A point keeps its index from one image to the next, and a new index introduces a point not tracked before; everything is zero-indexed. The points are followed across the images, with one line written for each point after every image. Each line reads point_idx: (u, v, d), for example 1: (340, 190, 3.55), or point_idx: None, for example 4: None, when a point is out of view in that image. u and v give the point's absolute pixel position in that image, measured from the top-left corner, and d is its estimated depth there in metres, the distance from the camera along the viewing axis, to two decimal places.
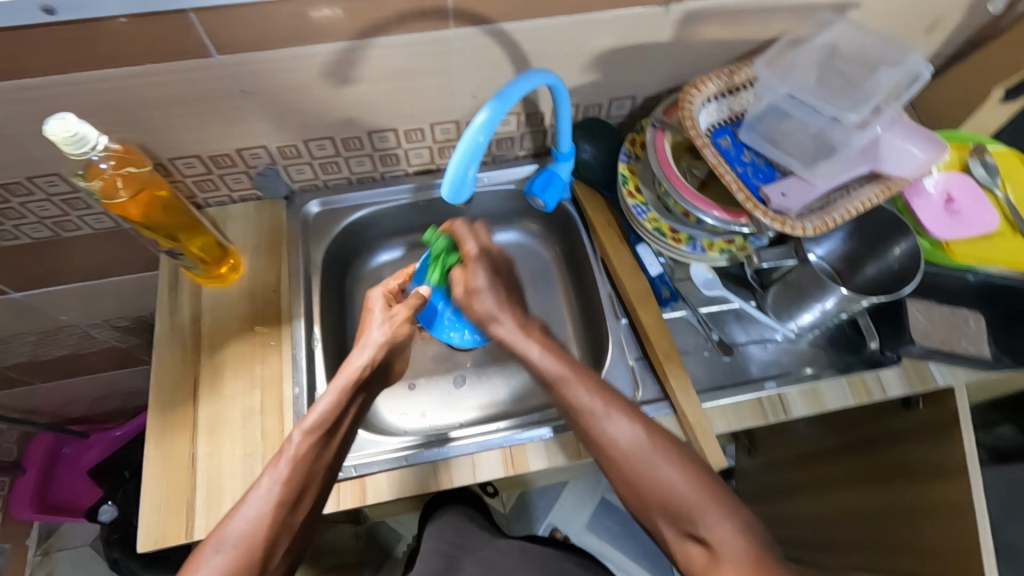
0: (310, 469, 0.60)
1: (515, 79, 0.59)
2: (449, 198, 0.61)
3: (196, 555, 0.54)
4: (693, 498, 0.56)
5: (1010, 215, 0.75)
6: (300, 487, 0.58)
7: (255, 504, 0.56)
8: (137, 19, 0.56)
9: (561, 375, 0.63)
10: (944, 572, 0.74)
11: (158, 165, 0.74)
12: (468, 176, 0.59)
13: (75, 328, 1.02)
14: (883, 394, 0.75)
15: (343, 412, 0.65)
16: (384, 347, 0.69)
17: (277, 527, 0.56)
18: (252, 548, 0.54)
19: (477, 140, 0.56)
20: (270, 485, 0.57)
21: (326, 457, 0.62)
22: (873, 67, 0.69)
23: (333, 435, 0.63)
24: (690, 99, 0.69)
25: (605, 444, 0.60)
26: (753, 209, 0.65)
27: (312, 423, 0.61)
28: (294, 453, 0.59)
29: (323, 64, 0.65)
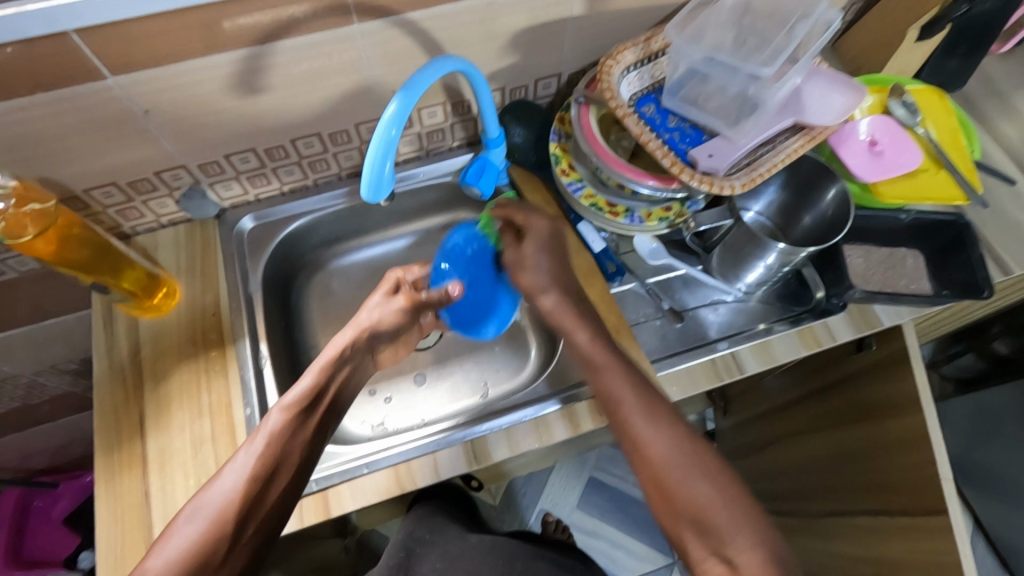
0: (285, 446, 0.59)
1: (421, 67, 0.58)
2: (370, 197, 0.59)
3: (171, 527, 0.53)
4: (723, 516, 0.53)
5: (932, 151, 0.77)
6: (273, 463, 0.57)
7: (230, 476, 0.56)
8: (22, 47, 0.53)
9: (604, 363, 0.64)
10: (910, 503, 0.76)
11: (73, 198, 0.71)
12: (385, 171, 0.58)
13: (20, 378, 0.98)
14: (832, 339, 0.76)
15: (323, 391, 0.65)
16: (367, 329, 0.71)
17: (249, 502, 0.55)
18: (220, 521, 0.53)
19: (388, 132, 0.54)
20: (245, 460, 0.57)
21: (306, 432, 0.61)
22: (786, 18, 0.69)
23: (310, 411, 0.62)
24: (609, 70, 0.69)
25: (636, 441, 0.58)
26: (680, 172, 0.65)
27: (290, 400, 0.62)
28: (271, 430, 0.59)
29: (227, 74, 0.63)
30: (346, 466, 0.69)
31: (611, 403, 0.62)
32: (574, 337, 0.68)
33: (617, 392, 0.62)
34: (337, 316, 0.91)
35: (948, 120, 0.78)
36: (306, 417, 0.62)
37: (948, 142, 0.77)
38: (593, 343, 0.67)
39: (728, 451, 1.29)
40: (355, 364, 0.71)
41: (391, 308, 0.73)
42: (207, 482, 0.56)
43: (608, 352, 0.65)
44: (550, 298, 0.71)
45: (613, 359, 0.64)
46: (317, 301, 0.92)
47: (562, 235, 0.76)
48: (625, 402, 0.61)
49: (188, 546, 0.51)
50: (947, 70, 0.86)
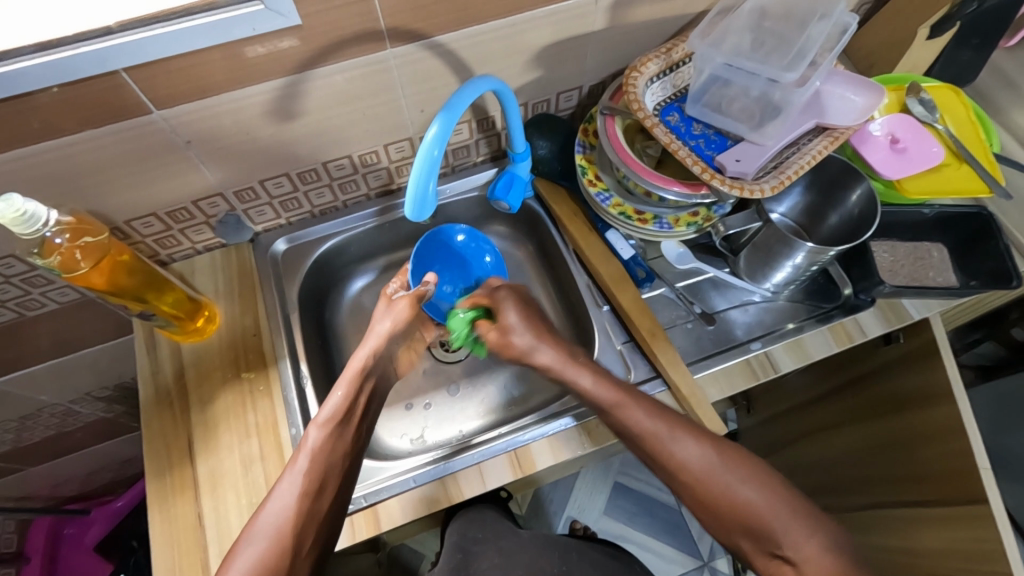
0: (329, 461, 0.61)
1: (459, 88, 0.60)
2: (413, 216, 0.61)
3: (232, 550, 0.56)
4: (775, 517, 0.57)
5: (953, 145, 0.78)
6: (323, 478, 0.60)
7: (281, 497, 0.58)
8: (70, 86, 0.54)
9: (617, 400, 0.65)
10: (947, 494, 0.77)
11: (115, 229, 0.73)
12: (428, 190, 0.59)
13: (56, 407, 1.00)
14: (863, 335, 0.77)
15: (356, 401, 0.67)
16: (385, 339, 0.70)
17: (304, 519, 0.58)
18: (280, 543, 0.55)
19: (433, 153, 0.56)
20: (292, 480, 0.59)
21: (346, 445, 0.64)
22: (802, 23, 0.70)
23: (349, 424, 0.65)
24: (633, 82, 0.70)
25: (673, 463, 0.61)
26: (711, 179, 0.66)
27: (327, 415, 0.64)
28: (313, 446, 0.61)
29: (266, 102, 0.65)
30: (394, 480, 0.70)
31: (679, 472, 0.61)
32: (577, 384, 0.68)
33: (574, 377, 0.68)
34: (369, 332, 0.93)
35: (966, 115, 0.79)
36: (343, 429, 0.64)
37: (967, 137, 0.78)
38: (596, 383, 0.67)
39: (754, 448, 1.29)
40: (379, 374, 0.72)
41: (398, 311, 0.73)
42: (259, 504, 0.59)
43: (615, 387, 0.66)
44: (544, 354, 0.70)
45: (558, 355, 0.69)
46: (348, 319, 0.93)
47: (528, 295, 0.77)
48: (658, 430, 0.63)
49: (253, 566, 0.54)
50: (959, 64, 0.88)
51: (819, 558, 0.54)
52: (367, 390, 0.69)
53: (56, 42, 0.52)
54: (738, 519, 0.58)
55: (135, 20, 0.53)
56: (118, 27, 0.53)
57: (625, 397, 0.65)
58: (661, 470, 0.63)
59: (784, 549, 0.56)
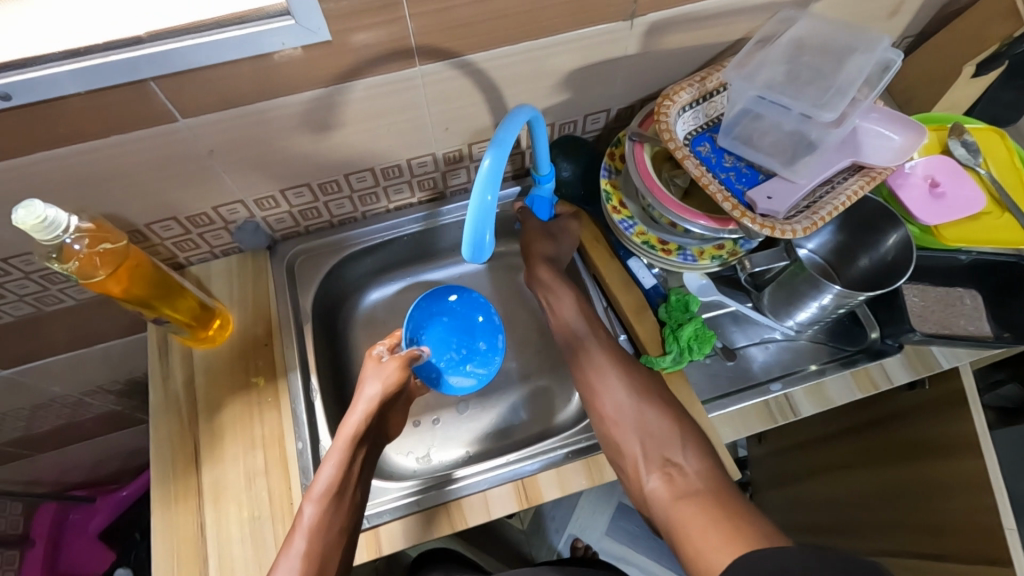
0: (327, 541, 0.60)
1: (502, 123, 0.57)
2: (471, 259, 0.61)
3: None
4: (667, 438, 0.66)
5: (994, 192, 0.75)
6: (321, 560, 0.59)
7: None
8: (95, 93, 0.54)
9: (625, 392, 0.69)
10: (964, 549, 0.74)
11: (135, 232, 0.73)
12: (485, 239, 0.59)
13: (67, 398, 1.00)
14: (889, 382, 0.74)
15: (349, 470, 0.65)
16: (376, 404, 0.69)
17: None
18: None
19: (485, 199, 0.54)
20: (291, 563, 0.59)
21: (343, 517, 0.63)
22: (841, 58, 0.68)
23: (343, 498, 0.63)
24: (666, 111, 0.68)
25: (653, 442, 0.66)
26: (741, 217, 0.64)
27: (322, 490, 0.63)
28: (308, 524, 0.61)
29: (296, 114, 0.65)
30: (398, 502, 0.70)
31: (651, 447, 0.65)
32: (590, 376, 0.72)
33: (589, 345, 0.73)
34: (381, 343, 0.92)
35: (1010, 160, 0.76)
36: (340, 502, 0.63)
37: (1010, 183, 0.76)
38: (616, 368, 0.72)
39: (762, 479, 1.26)
40: (370, 439, 0.70)
41: (388, 371, 0.71)
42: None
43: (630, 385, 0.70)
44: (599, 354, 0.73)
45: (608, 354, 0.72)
46: (361, 329, 0.93)
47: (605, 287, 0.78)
48: (591, 349, 0.73)
49: None
50: (1003, 104, 0.85)
51: (696, 467, 0.63)
52: (361, 456, 0.67)
53: (87, 49, 0.51)
54: (640, 434, 0.66)
55: (165, 31, 0.52)
56: (148, 36, 0.52)
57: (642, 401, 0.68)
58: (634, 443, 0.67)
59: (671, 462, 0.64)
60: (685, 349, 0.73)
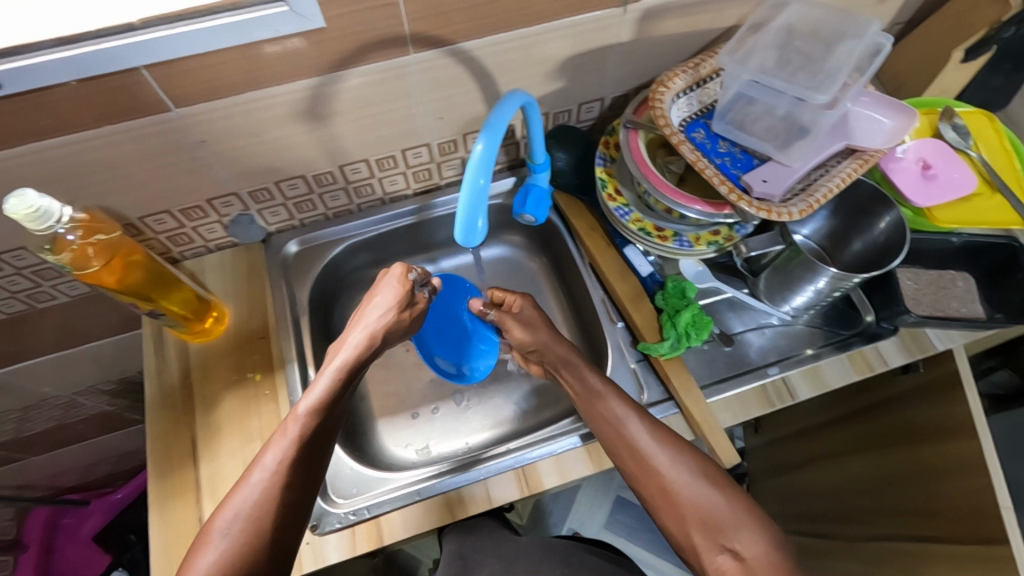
0: (307, 454, 0.60)
1: (496, 106, 0.57)
2: (462, 242, 0.61)
3: (202, 539, 0.56)
4: (727, 512, 0.60)
5: (985, 173, 0.76)
6: (300, 465, 0.60)
7: (256, 490, 0.57)
8: (87, 82, 0.53)
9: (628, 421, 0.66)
10: (960, 531, 0.74)
11: (128, 225, 0.72)
12: (478, 223, 0.60)
13: (59, 398, 0.99)
14: (884, 364, 0.75)
15: (342, 391, 0.66)
16: (380, 328, 0.69)
17: (277, 511, 0.57)
18: (255, 534, 0.56)
19: (477, 182, 0.55)
20: (268, 472, 0.58)
21: (326, 438, 0.63)
22: (830, 44, 0.69)
23: (330, 416, 0.63)
24: (660, 97, 0.69)
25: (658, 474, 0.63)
26: (738, 200, 0.64)
27: (314, 402, 0.63)
28: (296, 436, 0.61)
29: (291, 103, 0.64)
30: (396, 493, 0.69)
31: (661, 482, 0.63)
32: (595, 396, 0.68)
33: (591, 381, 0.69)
34: None
35: (1000, 143, 0.77)
36: (326, 420, 0.63)
37: (1001, 165, 0.76)
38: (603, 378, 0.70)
39: (758, 470, 1.26)
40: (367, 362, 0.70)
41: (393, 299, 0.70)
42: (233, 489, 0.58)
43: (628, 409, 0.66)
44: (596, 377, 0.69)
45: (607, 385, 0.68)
46: None
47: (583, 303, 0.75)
48: (628, 424, 0.66)
49: (222, 558, 0.54)
50: (992, 89, 0.85)
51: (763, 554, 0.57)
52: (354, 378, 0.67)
53: (79, 37, 0.51)
54: (696, 511, 0.61)
55: (158, 18, 0.52)
56: (139, 23, 0.52)
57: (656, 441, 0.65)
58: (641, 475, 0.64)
59: (733, 544, 0.59)
60: (682, 335, 0.73)
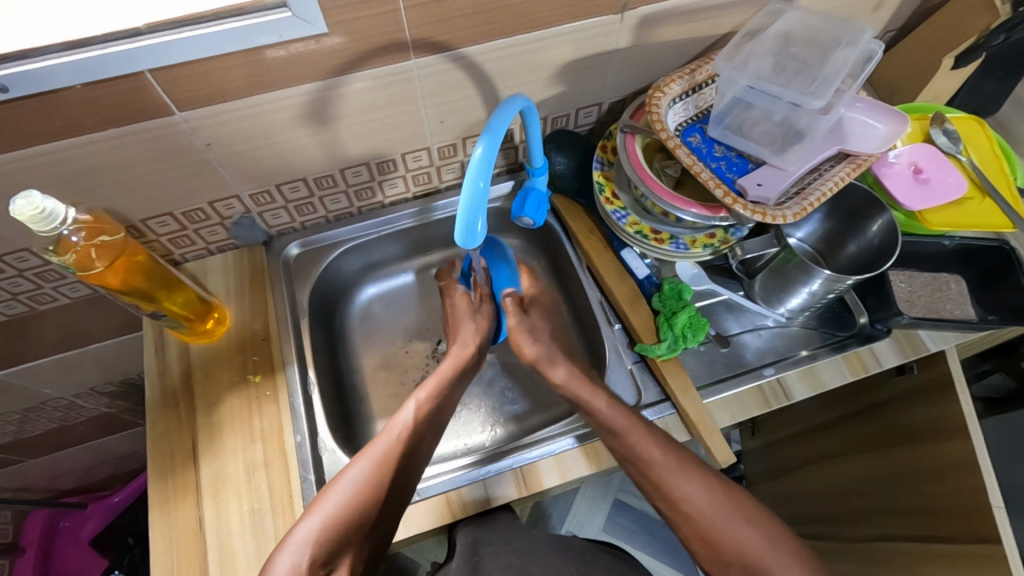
0: (422, 433, 0.69)
1: (496, 109, 0.58)
2: (463, 245, 0.61)
3: (325, 490, 0.62)
4: (771, 559, 0.61)
5: (976, 178, 0.77)
6: (416, 442, 0.67)
7: (378, 452, 0.65)
8: (93, 85, 0.54)
9: (626, 428, 0.66)
10: (956, 530, 0.75)
11: (130, 227, 0.73)
12: (476, 226, 0.59)
13: (59, 401, 0.99)
14: (879, 364, 0.76)
15: (452, 386, 0.75)
16: (477, 333, 0.79)
17: (395, 475, 0.64)
18: (375, 490, 0.62)
19: (477, 184, 0.55)
20: (390, 439, 0.66)
21: (435, 425, 0.71)
22: (826, 50, 0.70)
23: (443, 406, 0.73)
24: (657, 102, 0.70)
25: (675, 499, 0.65)
26: (733, 203, 0.65)
27: (431, 392, 0.72)
28: (413, 415, 0.69)
29: (295, 107, 0.65)
30: None
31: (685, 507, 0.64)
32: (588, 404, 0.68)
33: (642, 451, 0.65)
34: (377, 340, 0.92)
35: (991, 148, 0.79)
36: (439, 406, 0.72)
37: (991, 170, 0.78)
38: (611, 406, 0.68)
39: (755, 471, 1.27)
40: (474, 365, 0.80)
41: (481, 310, 0.81)
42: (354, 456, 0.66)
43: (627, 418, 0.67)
44: (562, 370, 0.72)
45: (663, 455, 0.65)
46: (357, 326, 0.93)
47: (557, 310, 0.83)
48: (653, 456, 0.65)
49: (345, 505, 0.61)
50: (982, 95, 0.87)
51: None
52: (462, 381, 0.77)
53: (85, 41, 0.52)
54: (736, 555, 0.62)
55: (163, 23, 0.53)
56: (146, 28, 0.53)
57: (673, 459, 0.65)
58: (665, 503, 0.66)
59: None
60: (679, 336, 0.74)
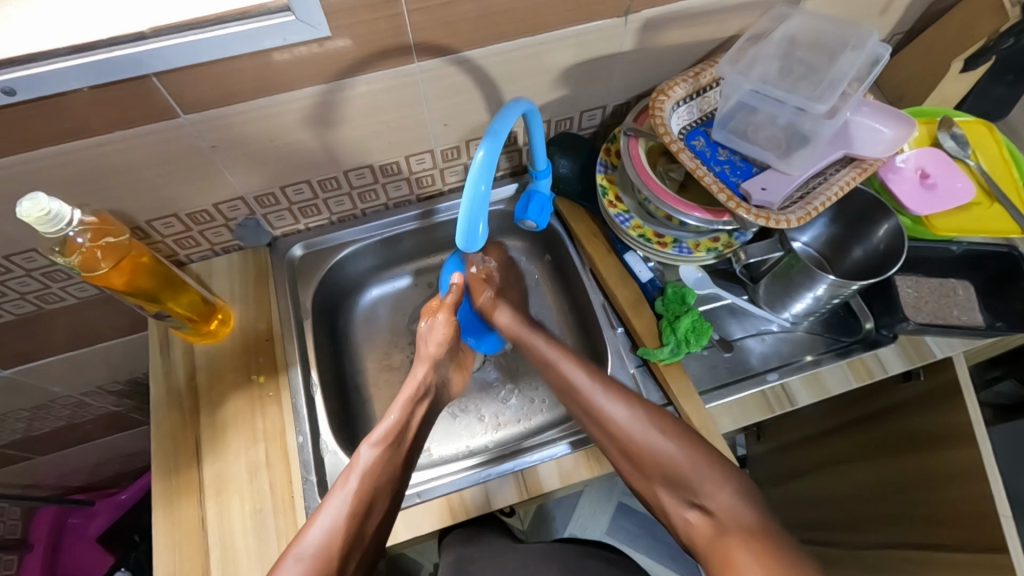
0: (378, 482, 0.63)
1: (499, 113, 0.58)
2: (464, 247, 0.62)
3: (276, 567, 0.57)
4: (692, 470, 0.62)
5: (984, 183, 0.76)
6: (368, 501, 0.62)
7: (331, 514, 0.60)
8: (101, 88, 0.55)
9: (557, 357, 0.73)
10: (964, 539, 0.74)
11: (136, 228, 0.74)
12: (478, 230, 0.60)
13: (67, 399, 1.00)
14: (884, 371, 0.75)
15: (408, 423, 0.70)
16: (433, 360, 0.74)
17: (350, 537, 0.59)
18: (327, 556, 0.57)
19: (478, 188, 0.55)
20: (343, 497, 0.61)
21: (394, 470, 0.65)
22: (834, 54, 0.69)
23: (399, 446, 0.67)
24: (661, 105, 0.70)
25: (602, 418, 0.67)
26: (736, 208, 0.65)
27: (380, 436, 0.66)
28: (365, 464, 0.64)
29: (299, 110, 0.66)
30: None
31: (608, 425, 0.66)
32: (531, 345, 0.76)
33: (572, 376, 0.70)
34: (381, 341, 0.93)
35: (999, 153, 0.78)
36: (395, 448, 0.67)
37: (1000, 175, 0.77)
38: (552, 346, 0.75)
39: (761, 477, 1.26)
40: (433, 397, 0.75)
41: (439, 326, 0.76)
42: (307, 521, 0.61)
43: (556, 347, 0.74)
44: (507, 314, 0.81)
45: (593, 380, 0.69)
46: (360, 327, 0.93)
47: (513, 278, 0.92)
48: (584, 384, 0.69)
49: None
50: (992, 99, 0.86)
51: (730, 504, 0.59)
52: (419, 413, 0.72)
53: (91, 45, 0.52)
54: (659, 469, 0.63)
55: (169, 27, 0.54)
56: (151, 32, 0.53)
57: (599, 381, 0.69)
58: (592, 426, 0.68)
59: (699, 498, 0.60)
60: (682, 341, 0.73)
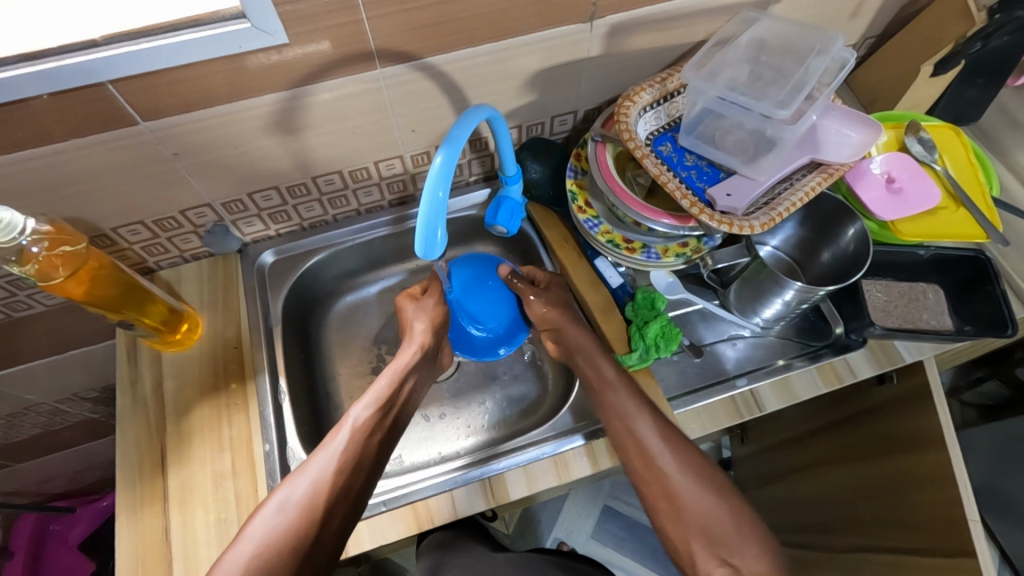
0: (365, 442, 0.67)
1: (457, 120, 0.57)
2: (422, 254, 0.60)
3: (259, 511, 0.61)
4: (733, 531, 0.63)
5: (951, 187, 0.76)
6: (356, 458, 0.66)
7: (318, 468, 0.64)
8: (57, 96, 0.54)
9: (613, 382, 0.70)
10: (936, 544, 0.74)
11: (101, 236, 0.73)
12: (437, 235, 0.59)
13: (43, 406, 1.00)
14: (853, 376, 0.75)
15: (398, 392, 0.73)
16: (427, 333, 0.76)
17: (338, 491, 0.63)
18: (313, 506, 0.61)
19: (436, 195, 0.54)
20: (330, 453, 0.65)
21: (381, 436, 0.69)
22: (801, 57, 0.69)
23: (388, 411, 0.71)
24: (626, 111, 0.69)
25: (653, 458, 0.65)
26: (699, 214, 0.65)
27: (372, 401, 0.70)
28: (356, 424, 0.68)
29: (262, 116, 0.65)
30: None
31: (655, 465, 0.65)
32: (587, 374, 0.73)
33: (633, 411, 0.68)
34: (356, 346, 0.92)
35: (966, 157, 0.78)
36: (385, 414, 0.71)
37: (966, 180, 0.77)
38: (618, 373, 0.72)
39: (745, 478, 1.25)
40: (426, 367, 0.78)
41: (428, 306, 0.79)
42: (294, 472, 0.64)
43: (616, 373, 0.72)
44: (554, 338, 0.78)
45: (652, 419, 0.67)
46: (336, 332, 0.93)
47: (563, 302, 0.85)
48: (641, 420, 0.67)
49: (281, 528, 0.59)
50: (964, 101, 0.86)
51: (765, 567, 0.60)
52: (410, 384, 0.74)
53: (43, 53, 0.52)
54: (699, 521, 0.64)
55: (123, 35, 0.53)
56: (104, 40, 0.53)
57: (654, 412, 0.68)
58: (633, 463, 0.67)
59: (733, 557, 0.61)
60: (650, 346, 0.73)
